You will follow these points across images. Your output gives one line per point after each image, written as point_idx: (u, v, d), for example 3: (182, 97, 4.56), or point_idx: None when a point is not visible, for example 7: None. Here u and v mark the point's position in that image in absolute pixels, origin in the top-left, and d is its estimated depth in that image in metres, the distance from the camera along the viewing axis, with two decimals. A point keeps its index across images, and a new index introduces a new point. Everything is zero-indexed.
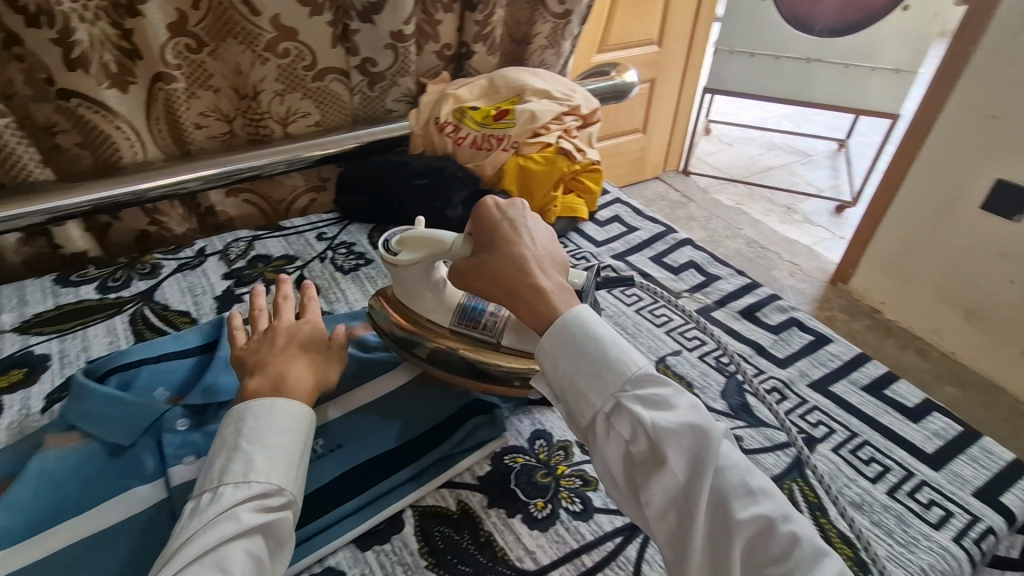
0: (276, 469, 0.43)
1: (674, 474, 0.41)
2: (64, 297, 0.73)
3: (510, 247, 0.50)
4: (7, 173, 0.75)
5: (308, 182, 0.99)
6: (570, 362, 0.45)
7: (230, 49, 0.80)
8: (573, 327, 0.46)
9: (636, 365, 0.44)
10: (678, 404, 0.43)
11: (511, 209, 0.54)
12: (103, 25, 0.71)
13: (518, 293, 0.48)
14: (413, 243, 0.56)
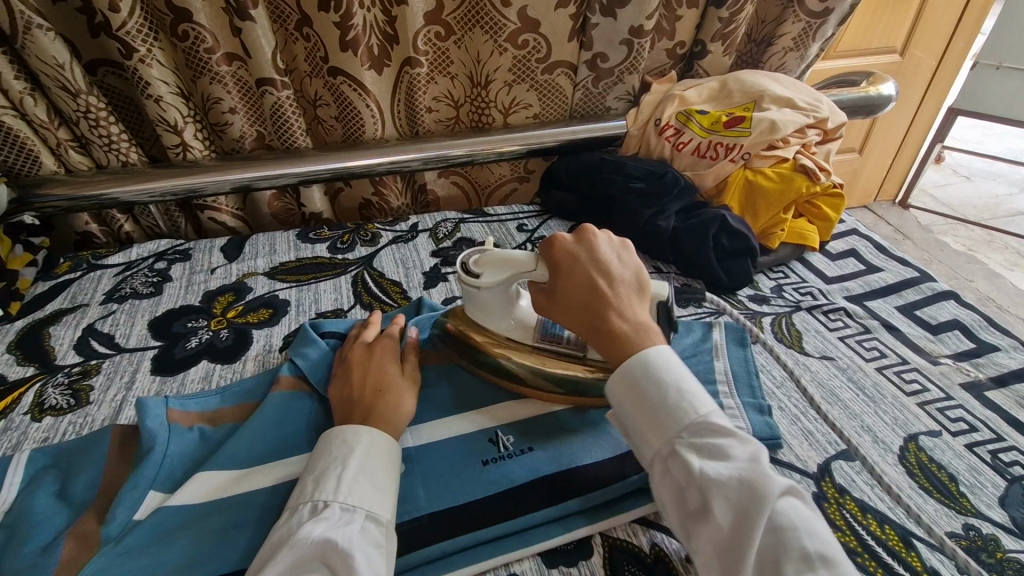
0: (370, 492, 0.42)
1: (722, 526, 0.38)
2: (304, 251, 0.83)
3: (588, 282, 0.48)
4: (280, 138, 0.87)
5: (514, 172, 1.01)
6: (634, 405, 0.44)
7: (475, 39, 0.82)
8: (638, 366, 0.44)
9: (697, 411, 0.42)
10: (738, 455, 0.40)
11: (589, 240, 0.51)
12: (375, 12, 0.78)
13: (597, 332, 0.48)
14: (490, 267, 0.54)
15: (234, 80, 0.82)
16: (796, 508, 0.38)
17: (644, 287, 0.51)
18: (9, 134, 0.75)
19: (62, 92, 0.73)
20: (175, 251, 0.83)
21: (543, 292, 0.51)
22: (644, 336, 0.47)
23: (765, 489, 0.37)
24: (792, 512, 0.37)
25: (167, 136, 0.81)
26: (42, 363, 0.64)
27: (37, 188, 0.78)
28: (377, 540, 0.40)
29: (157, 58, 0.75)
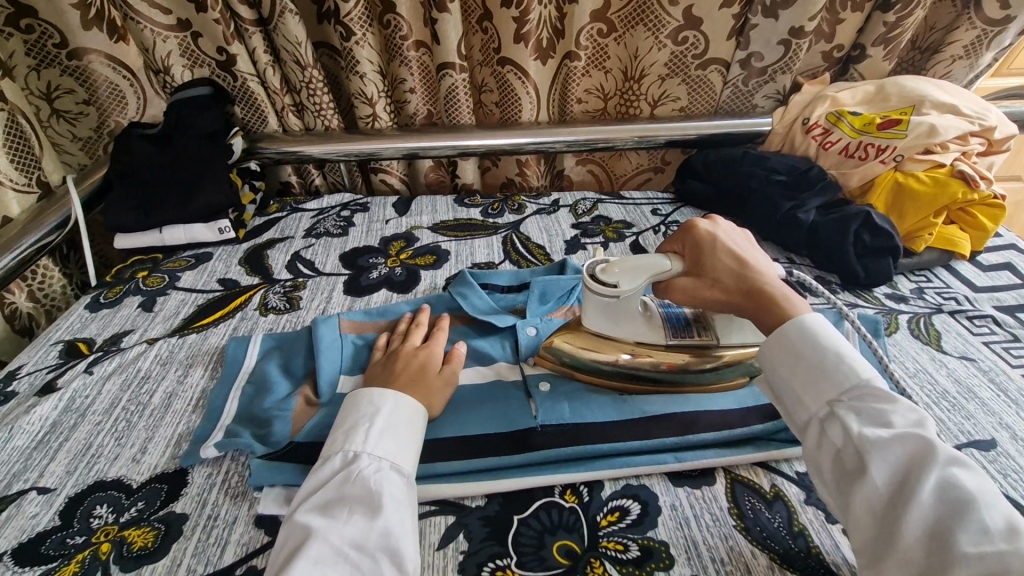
0: (395, 446, 0.48)
1: (884, 489, 0.41)
2: (461, 213, 0.95)
3: (732, 255, 0.55)
4: (449, 116, 0.99)
5: (651, 162, 1.06)
6: (789, 369, 0.49)
7: (637, 35, 0.89)
8: (795, 332, 0.49)
9: (857, 376, 0.46)
10: (900, 422, 0.43)
11: (720, 223, 0.58)
12: (550, 9, 0.87)
13: (747, 300, 0.53)
14: (624, 275, 0.55)
15: (418, 64, 0.95)
16: (967, 477, 0.39)
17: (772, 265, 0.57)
18: (249, 97, 0.94)
19: (294, 65, 0.90)
20: (357, 203, 0.99)
21: (687, 272, 0.56)
22: (791, 302, 0.52)
23: (933, 453, 0.41)
24: (968, 482, 0.39)
25: (362, 107, 0.96)
26: (263, 276, 0.81)
27: (261, 142, 0.96)
28: (402, 490, 0.46)
29: (368, 41, 0.90)
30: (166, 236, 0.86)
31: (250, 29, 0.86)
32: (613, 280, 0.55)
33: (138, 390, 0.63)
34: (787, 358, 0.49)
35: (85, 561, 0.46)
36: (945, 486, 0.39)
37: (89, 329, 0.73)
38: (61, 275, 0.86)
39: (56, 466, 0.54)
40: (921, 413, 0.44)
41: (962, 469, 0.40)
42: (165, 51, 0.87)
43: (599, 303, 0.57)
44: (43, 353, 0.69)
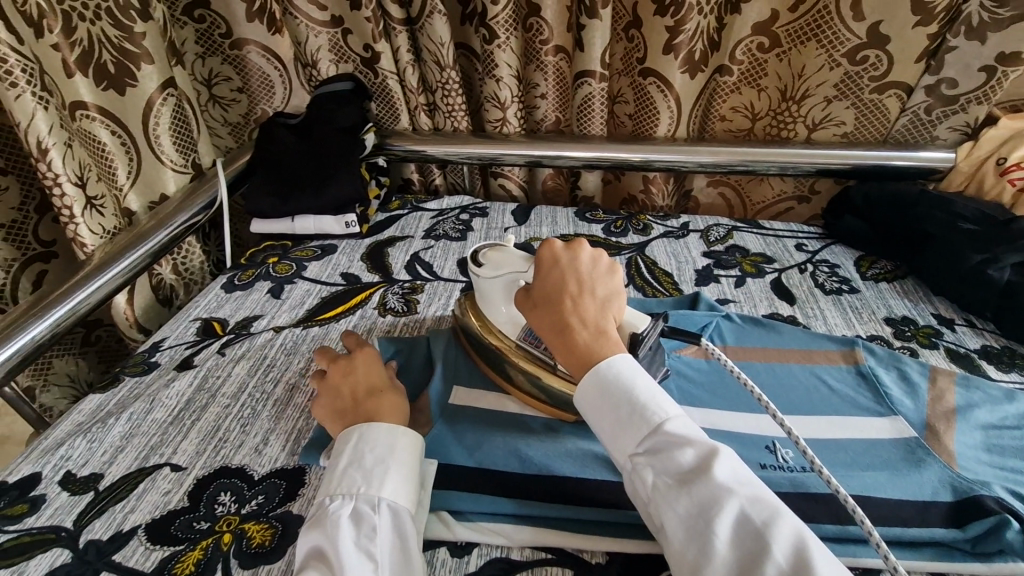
0: (360, 479, 0.45)
1: (684, 545, 0.36)
2: (581, 228, 0.90)
3: (558, 286, 0.48)
4: (580, 125, 0.95)
5: (796, 191, 0.96)
6: (598, 419, 0.44)
7: (806, 51, 0.81)
8: (593, 381, 0.44)
9: (651, 420, 0.41)
10: (691, 462, 0.38)
11: (577, 249, 0.50)
12: (710, 19, 0.81)
13: (557, 336, 0.47)
14: (494, 263, 0.56)
15: (555, 70, 0.91)
16: (758, 514, 0.35)
17: (618, 300, 0.50)
18: (386, 94, 0.95)
19: (434, 66, 0.90)
20: (475, 207, 0.98)
21: (519, 293, 0.52)
22: (598, 347, 0.46)
23: (723, 495, 0.36)
24: (759, 518, 0.35)
25: (493, 111, 0.95)
26: (384, 274, 0.82)
27: (391, 139, 0.96)
28: (378, 521, 0.42)
29: (510, 44, 0.88)
30: (297, 224, 0.90)
31: (398, 28, 0.86)
32: (485, 261, 0.57)
33: (264, 378, 0.64)
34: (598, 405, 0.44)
35: (208, 549, 0.47)
36: (740, 528, 0.35)
37: (223, 308, 0.76)
38: (201, 251, 0.91)
39: (187, 445, 0.56)
40: (713, 444, 0.39)
41: (752, 506, 0.36)
42: (316, 45, 0.90)
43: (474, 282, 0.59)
44: (183, 328, 0.73)
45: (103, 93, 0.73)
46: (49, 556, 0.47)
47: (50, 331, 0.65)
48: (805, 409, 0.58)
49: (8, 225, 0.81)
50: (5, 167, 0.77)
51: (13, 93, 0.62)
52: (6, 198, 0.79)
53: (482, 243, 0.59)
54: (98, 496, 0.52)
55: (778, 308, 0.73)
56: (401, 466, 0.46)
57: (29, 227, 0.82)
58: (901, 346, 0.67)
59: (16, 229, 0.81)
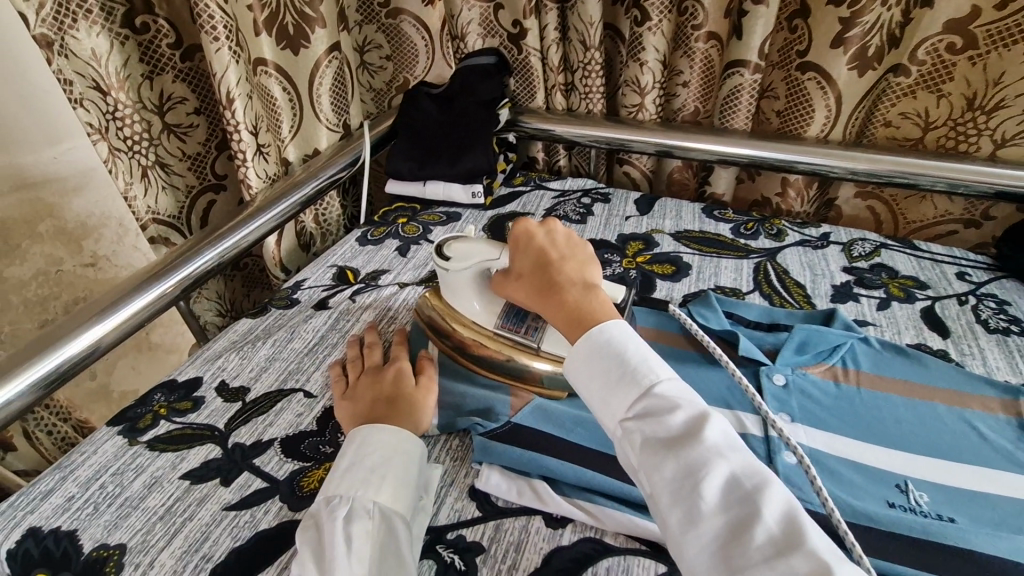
0: (359, 481, 0.46)
1: (669, 510, 0.34)
2: (708, 226, 0.86)
3: (542, 255, 0.51)
4: (721, 119, 0.89)
5: (966, 214, 0.85)
6: (586, 385, 0.42)
7: (1009, 56, 0.71)
8: (584, 345, 0.42)
9: (639, 382, 0.39)
10: (681, 425, 0.36)
11: (551, 225, 0.53)
12: (897, 10, 0.73)
13: (550, 298, 0.48)
14: (462, 253, 0.57)
15: (703, 58, 0.87)
16: (745, 481, 0.33)
17: (597, 266, 0.52)
18: (526, 71, 0.96)
19: (579, 45, 0.89)
20: (598, 192, 0.97)
21: (507, 274, 0.54)
22: (591, 307, 0.46)
23: (712, 458, 0.34)
24: (751, 483, 0.33)
25: (630, 96, 0.92)
26: None
27: (524, 116, 0.97)
28: (372, 527, 0.44)
29: (661, 28, 0.84)
30: (427, 189, 0.94)
31: (549, 6, 0.86)
32: (451, 254, 0.58)
33: (386, 327, 0.69)
34: (590, 372, 0.42)
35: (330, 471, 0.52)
36: (731, 493, 0.33)
37: (356, 259, 0.82)
38: (339, 207, 0.99)
39: (318, 376, 0.62)
40: (704, 408, 0.37)
41: (743, 471, 0.34)
42: (468, 19, 0.93)
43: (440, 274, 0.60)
44: (322, 272, 0.80)
45: (281, 52, 0.81)
46: (204, 449, 0.55)
47: (216, 261, 0.74)
48: (949, 454, 0.52)
49: (193, 157, 0.87)
50: (199, 108, 0.85)
51: (214, 46, 0.71)
52: (196, 134, 0.86)
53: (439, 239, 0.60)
54: (245, 407, 0.59)
55: (927, 339, 0.65)
56: (393, 474, 0.47)
57: (208, 161, 0.89)
58: None
59: (199, 160, 0.88)
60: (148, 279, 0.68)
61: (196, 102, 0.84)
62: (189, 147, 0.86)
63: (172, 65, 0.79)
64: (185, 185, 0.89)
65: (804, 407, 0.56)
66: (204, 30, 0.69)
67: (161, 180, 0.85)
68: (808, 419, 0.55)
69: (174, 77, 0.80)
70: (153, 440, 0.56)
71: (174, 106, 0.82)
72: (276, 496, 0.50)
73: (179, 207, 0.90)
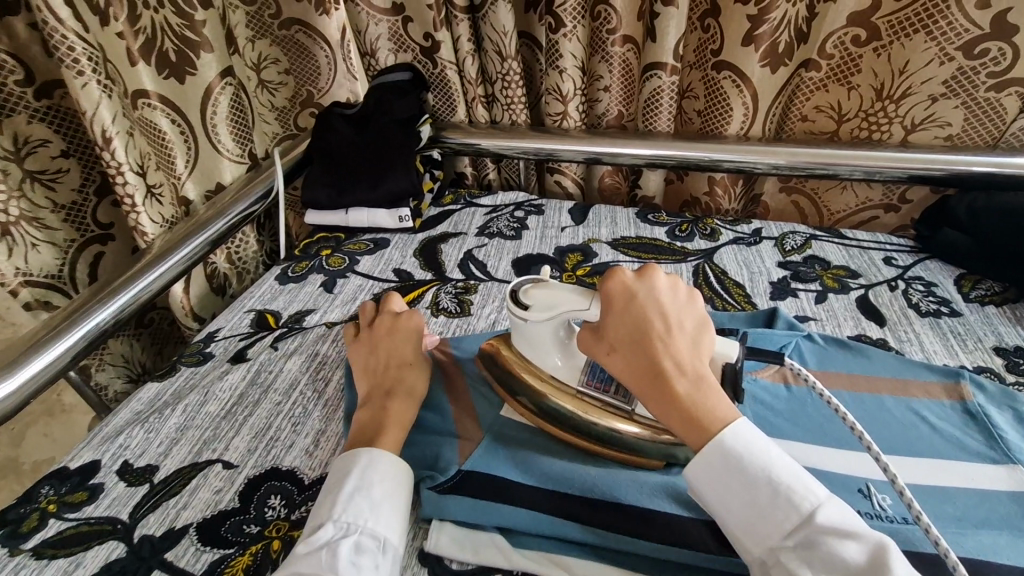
0: (367, 510, 0.43)
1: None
2: (643, 231, 0.85)
3: (643, 328, 0.43)
4: (645, 123, 0.89)
5: (885, 199, 0.87)
6: (721, 495, 0.39)
7: (910, 46, 0.72)
8: (719, 457, 0.39)
9: (794, 504, 0.37)
10: (860, 559, 0.34)
11: (652, 279, 0.44)
12: (800, 7, 0.73)
13: (660, 388, 0.41)
14: (544, 303, 0.48)
15: (622, 62, 0.86)
16: None
17: (700, 326, 0.45)
18: (444, 85, 0.91)
19: (495, 56, 0.86)
20: (531, 204, 0.94)
21: (592, 332, 0.45)
22: (715, 406, 0.41)
23: None
24: None
25: (553, 104, 0.90)
26: (436, 272, 0.79)
27: (446, 131, 0.93)
28: (376, 556, 0.41)
29: (577, 34, 0.82)
30: (350, 218, 0.88)
31: (459, 16, 0.82)
32: (529, 303, 0.49)
33: (315, 375, 0.63)
34: (728, 485, 0.38)
35: (258, 554, 0.46)
36: None
37: (277, 300, 0.76)
38: (256, 242, 0.91)
39: (239, 442, 0.55)
40: (881, 540, 0.35)
41: None
42: (376, 34, 0.88)
43: (512, 323, 0.51)
44: (238, 319, 0.73)
45: (166, 82, 0.73)
46: (105, 548, 0.47)
47: (113, 319, 0.65)
48: (904, 449, 0.51)
49: (68, 206, 0.78)
50: (68, 150, 0.75)
51: (79, 81, 0.62)
52: (67, 180, 0.76)
53: (517, 278, 0.50)
54: (153, 490, 0.51)
55: (866, 329, 0.66)
56: (388, 499, 0.45)
57: (89, 209, 0.80)
58: (1015, 381, 0.58)
59: (76, 211, 0.79)
60: (27, 350, 0.59)
61: (62, 143, 0.74)
62: (61, 196, 0.76)
63: (26, 105, 0.69)
64: (63, 239, 0.79)
65: (756, 416, 0.55)
66: (65, 65, 0.61)
67: (29, 239, 0.75)
68: (765, 429, 0.54)
69: (30, 118, 0.70)
70: (41, 545, 0.47)
71: (35, 150, 0.72)
72: None
73: (60, 265, 0.80)
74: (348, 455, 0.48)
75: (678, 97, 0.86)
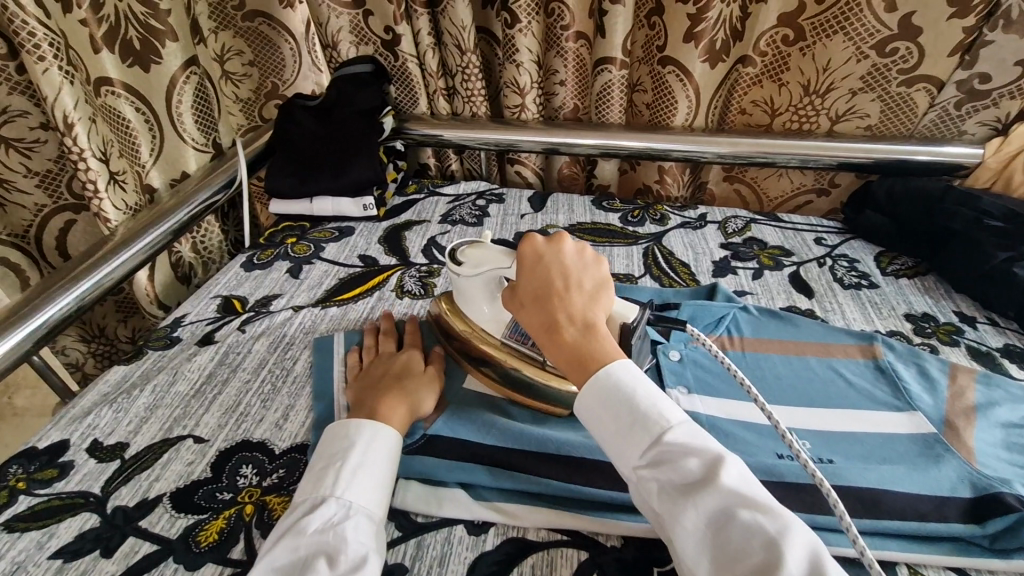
0: (357, 482, 0.44)
1: (698, 564, 0.35)
2: (599, 217, 0.90)
3: (544, 285, 0.47)
4: (597, 115, 0.94)
5: (815, 184, 0.94)
6: (603, 427, 0.42)
7: (833, 45, 0.79)
8: (593, 390, 0.42)
9: (650, 427, 0.39)
10: (697, 469, 0.37)
11: (558, 245, 0.49)
12: (733, 7, 0.79)
13: (556, 336, 0.45)
14: (473, 257, 0.55)
15: (575, 56, 0.90)
16: (754, 519, 0.34)
17: (602, 288, 0.49)
18: (406, 77, 0.94)
19: (454, 49, 0.89)
20: (492, 193, 0.98)
21: (514, 300, 0.49)
22: (600, 347, 0.44)
23: (734, 507, 0.35)
24: (772, 527, 0.33)
25: (511, 97, 0.93)
26: (400, 258, 0.82)
27: (409, 123, 0.95)
28: (367, 527, 0.42)
29: (532, 29, 0.86)
30: (315, 206, 0.90)
31: (419, 11, 0.85)
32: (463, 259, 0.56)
33: (283, 354, 0.65)
34: (607, 416, 0.41)
35: (230, 518, 0.48)
36: (745, 537, 0.33)
37: (243, 286, 0.77)
38: (220, 231, 0.92)
39: (209, 418, 0.57)
40: (718, 450, 0.38)
41: (764, 515, 0.34)
42: (337, 27, 0.90)
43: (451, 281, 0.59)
44: (204, 304, 0.74)
45: (129, 70, 0.74)
46: (78, 519, 0.48)
47: (76, 304, 0.66)
48: (824, 402, 0.57)
49: (42, 174, 0.78)
50: (47, 123, 0.75)
51: (40, 67, 0.64)
52: (43, 150, 0.77)
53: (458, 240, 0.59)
54: (125, 464, 0.53)
55: (796, 301, 0.72)
56: (378, 474, 0.46)
57: (64, 179, 0.80)
58: (921, 342, 0.65)
59: (51, 179, 0.79)
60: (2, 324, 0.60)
61: (42, 116, 0.74)
62: (36, 163, 0.77)
63: (5, 76, 0.69)
64: (33, 204, 0.81)
65: (695, 377, 0.60)
66: (25, 50, 0.62)
67: None
68: (702, 388, 0.59)
69: (9, 90, 0.70)
70: (12, 519, 0.49)
71: (13, 120, 0.72)
72: (170, 557, 0.46)
73: (26, 226, 0.84)
74: (344, 428, 0.49)
75: (627, 90, 0.91)
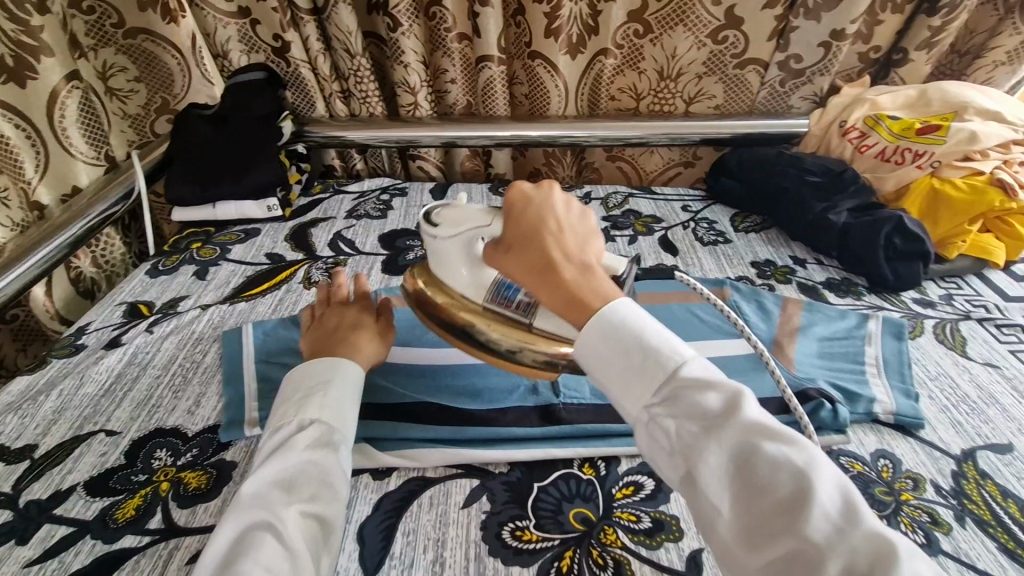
0: (328, 406, 0.48)
1: (720, 498, 0.34)
2: (495, 201, 0.98)
3: (536, 226, 0.43)
4: (484, 108, 1.01)
5: (684, 158, 1.07)
6: (605, 366, 0.39)
7: (677, 35, 0.91)
8: (597, 330, 0.39)
9: (664, 365, 0.38)
10: (717, 404, 0.36)
11: (547, 188, 0.46)
12: (583, 5, 0.88)
13: (551, 275, 0.42)
14: (449, 221, 0.50)
15: (460, 55, 0.97)
16: (780, 450, 0.33)
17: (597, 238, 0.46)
18: (300, 83, 0.98)
19: (344, 53, 0.94)
20: (395, 187, 1.03)
21: (501, 249, 0.46)
22: (597, 288, 0.41)
23: (757, 438, 0.34)
24: (800, 459, 0.33)
25: (403, 95, 0.99)
26: (307, 252, 0.86)
27: (308, 126, 0.99)
28: (340, 446, 0.46)
29: (414, 32, 0.93)
30: (219, 211, 0.92)
31: (305, 18, 0.90)
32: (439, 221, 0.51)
33: (193, 349, 0.68)
34: (612, 350, 0.39)
35: (147, 495, 0.52)
36: (771, 467, 0.33)
37: (149, 292, 0.79)
38: (122, 243, 0.92)
39: (120, 412, 0.60)
40: (736, 385, 0.37)
41: (790, 447, 0.33)
42: (225, 36, 0.93)
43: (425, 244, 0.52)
44: (108, 312, 0.75)
45: (4, 86, 0.73)
46: None
47: None
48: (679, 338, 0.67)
49: None
50: None
51: None
52: None
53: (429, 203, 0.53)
54: (35, 463, 0.55)
55: (663, 259, 0.83)
56: (347, 398, 0.50)
57: None
58: (762, 283, 0.77)
59: None
60: None
61: None
62: None
63: None
64: None
65: None
66: None
67: None
68: None
69: None
70: None
71: None
72: (88, 535, 0.49)
73: None
74: (309, 366, 0.52)
75: (508, 83, 0.99)
